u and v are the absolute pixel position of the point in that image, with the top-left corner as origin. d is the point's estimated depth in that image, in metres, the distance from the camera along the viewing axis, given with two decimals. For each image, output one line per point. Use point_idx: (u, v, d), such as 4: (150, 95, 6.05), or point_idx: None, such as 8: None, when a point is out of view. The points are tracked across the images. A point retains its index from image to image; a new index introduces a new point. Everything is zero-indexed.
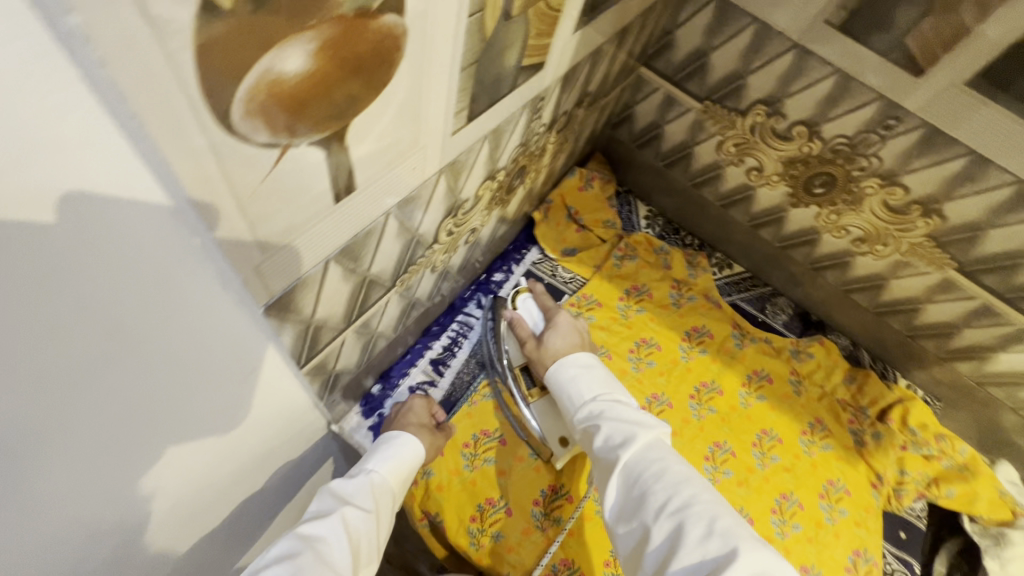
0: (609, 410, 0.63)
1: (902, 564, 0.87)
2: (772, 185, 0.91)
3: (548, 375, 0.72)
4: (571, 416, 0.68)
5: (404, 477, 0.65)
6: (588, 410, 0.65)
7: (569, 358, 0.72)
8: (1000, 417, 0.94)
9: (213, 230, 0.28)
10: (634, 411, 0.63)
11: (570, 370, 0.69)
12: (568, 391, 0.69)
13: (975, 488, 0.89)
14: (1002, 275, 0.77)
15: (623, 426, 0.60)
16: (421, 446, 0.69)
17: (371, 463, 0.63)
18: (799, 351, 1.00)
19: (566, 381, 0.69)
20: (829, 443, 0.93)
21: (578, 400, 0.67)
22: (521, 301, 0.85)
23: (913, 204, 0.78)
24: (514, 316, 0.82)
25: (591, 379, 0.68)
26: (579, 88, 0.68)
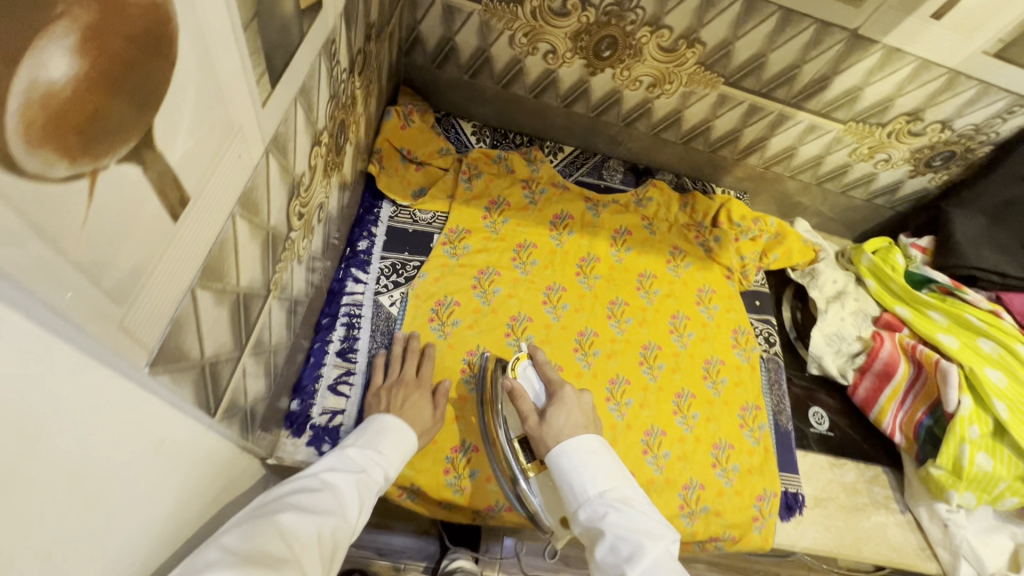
0: (614, 515, 0.61)
1: (765, 324, 1.10)
2: (569, 63, 0.98)
3: (549, 459, 0.69)
4: (573, 509, 0.66)
5: (404, 458, 0.70)
6: (590, 511, 0.63)
7: (575, 442, 0.69)
8: (786, 188, 1.20)
9: (53, 304, 0.24)
10: (642, 517, 0.61)
11: (576, 457, 0.67)
12: (570, 483, 0.66)
13: (790, 246, 1.14)
14: (755, 76, 0.95)
15: (630, 535, 0.58)
16: (411, 442, 0.72)
17: (379, 444, 0.68)
18: (641, 199, 1.15)
19: (570, 471, 0.67)
20: (689, 260, 1.11)
21: (582, 493, 0.65)
22: (521, 370, 0.83)
23: (679, 40, 0.90)
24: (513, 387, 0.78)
25: (600, 471, 0.66)
26: (362, 20, 0.64)
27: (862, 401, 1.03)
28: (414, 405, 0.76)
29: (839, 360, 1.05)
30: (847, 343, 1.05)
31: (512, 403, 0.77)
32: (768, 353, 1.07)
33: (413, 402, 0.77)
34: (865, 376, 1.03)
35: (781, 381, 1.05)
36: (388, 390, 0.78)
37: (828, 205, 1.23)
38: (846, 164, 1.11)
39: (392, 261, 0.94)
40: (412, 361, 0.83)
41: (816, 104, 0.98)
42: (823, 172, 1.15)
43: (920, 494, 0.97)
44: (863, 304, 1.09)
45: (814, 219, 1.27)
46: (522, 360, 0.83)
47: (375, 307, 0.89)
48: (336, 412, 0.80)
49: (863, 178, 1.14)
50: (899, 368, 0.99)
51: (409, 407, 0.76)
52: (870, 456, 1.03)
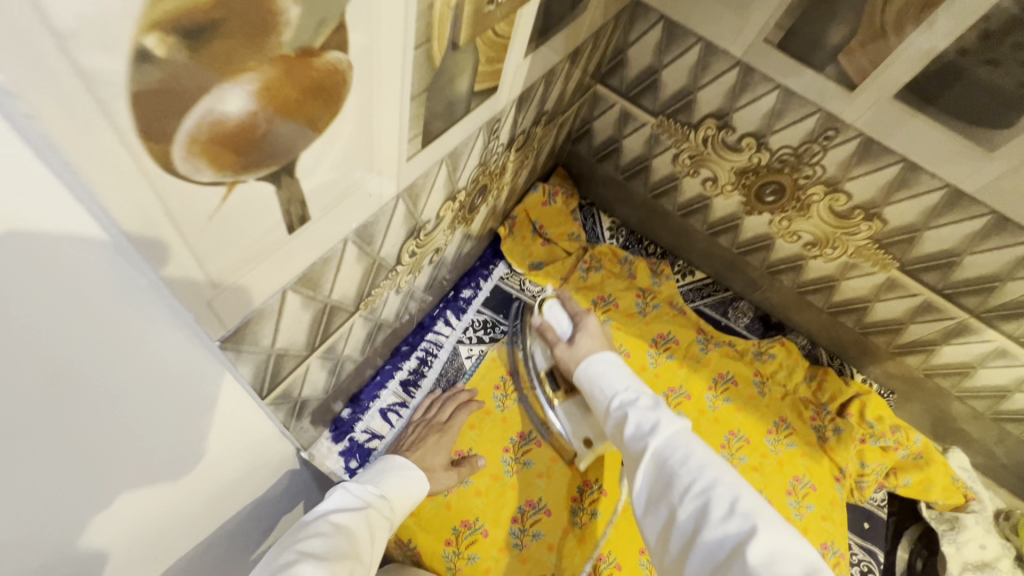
0: (639, 399, 0.63)
1: (867, 554, 0.91)
2: (726, 194, 0.95)
3: (577, 371, 0.72)
4: (601, 409, 0.67)
5: (409, 499, 0.68)
6: (619, 400, 0.65)
7: (599, 355, 0.72)
8: (948, 406, 1.00)
9: (160, 271, 0.28)
10: (663, 401, 0.63)
11: (601, 364, 0.70)
12: (597, 386, 0.69)
13: (931, 476, 0.93)
14: (940, 272, 0.82)
15: (652, 413, 0.60)
16: (422, 480, 0.72)
17: (380, 481, 0.66)
18: (761, 352, 1.04)
19: (598, 374, 0.69)
20: (793, 440, 0.96)
21: (608, 391, 0.67)
22: (548, 306, 0.82)
23: (856, 209, 0.82)
24: (542, 322, 0.81)
25: (622, 374, 0.69)
26: (535, 107, 0.70)
27: None
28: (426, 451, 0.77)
29: None
30: None
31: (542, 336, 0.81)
32: None
33: (429, 448, 0.78)
34: None
35: None
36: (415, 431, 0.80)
37: (1003, 449, 0.98)
38: None
39: (485, 317, 0.97)
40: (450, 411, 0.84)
41: (1015, 328, 0.81)
42: (1005, 408, 0.93)
43: None
44: None
45: (979, 457, 1.03)
46: (550, 299, 0.83)
47: (452, 354, 0.92)
48: (377, 436, 0.83)
49: None
50: None
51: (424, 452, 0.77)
52: None
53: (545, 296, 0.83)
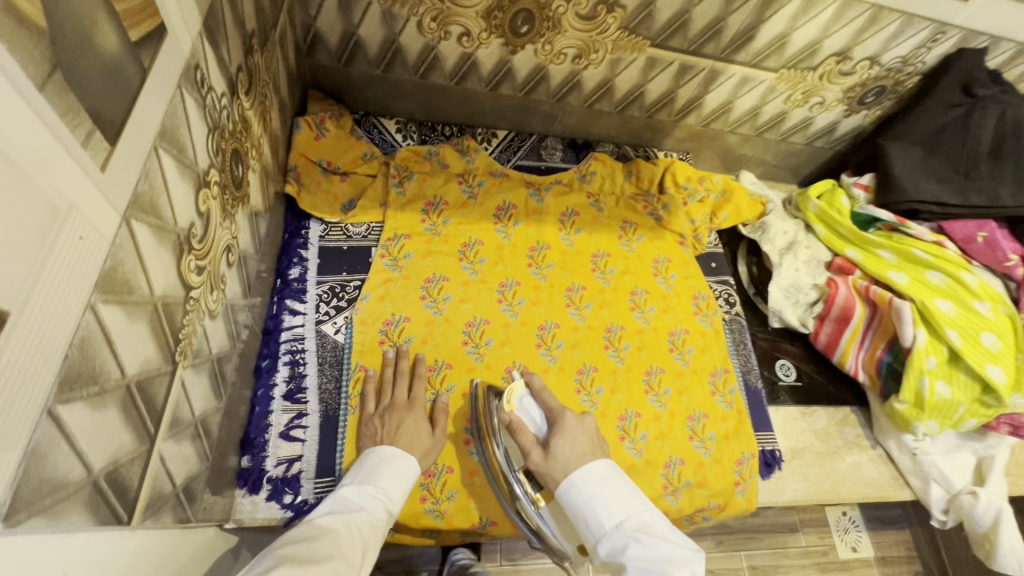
0: (635, 545, 0.55)
1: (724, 285, 1.10)
2: (486, 43, 0.90)
3: (558, 492, 0.63)
4: (592, 544, 0.60)
5: (405, 491, 0.68)
6: (610, 543, 0.58)
7: (584, 475, 0.62)
8: (727, 142, 1.18)
9: None
10: (661, 540, 0.55)
11: (585, 490, 0.61)
12: (585, 518, 0.60)
13: (738, 202, 1.12)
14: (681, 34, 0.90)
15: (650, 564, 0.53)
16: (415, 467, 0.71)
17: (377, 477, 0.66)
18: (584, 175, 1.10)
19: (582, 505, 0.61)
20: (641, 233, 1.08)
21: (598, 525, 0.59)
22: (518, 401, 0.76)
23: (598, 6, 0.84)
24: (512, 419, 0.72)
25: (614, 500, 0.60)
26: (235, 31, 0.56)
27: (824, 346, 1.04)
28: (408, 430, 0.74)
29: (798, 311, 1.05)
30: (804, 294, 1.06)
31: (515, 438, 0.71)
32: (730, 314, 1.07)
33: (407, 425, 0.75)
34: (824, 324, 1.04)
35: (745, 340, 1.05)
36: (379, 419, 0.76)
37: (771, 153, 1.22)
38: (783, 111, 1.10)
39: (330, 284, 0.87)
40: (402, 383, 0.81)
41: (746, 55, 0.95)
42: (762, 122, 1.13)
43: (887, 429, 1.00)
44: (815, 251, 1.10)
45: (760, 168, 1.26)
46: (519, 390, 0.77)
47: (319, 338, 0.83)
48: (294, 460, 0.74)
49: (801, 123, 1.13)
50: (856, 311, 1.00)
51: (403, 431, 0.74)
52: (837, 398, 1.05)
53: (513, 388, 0.76)
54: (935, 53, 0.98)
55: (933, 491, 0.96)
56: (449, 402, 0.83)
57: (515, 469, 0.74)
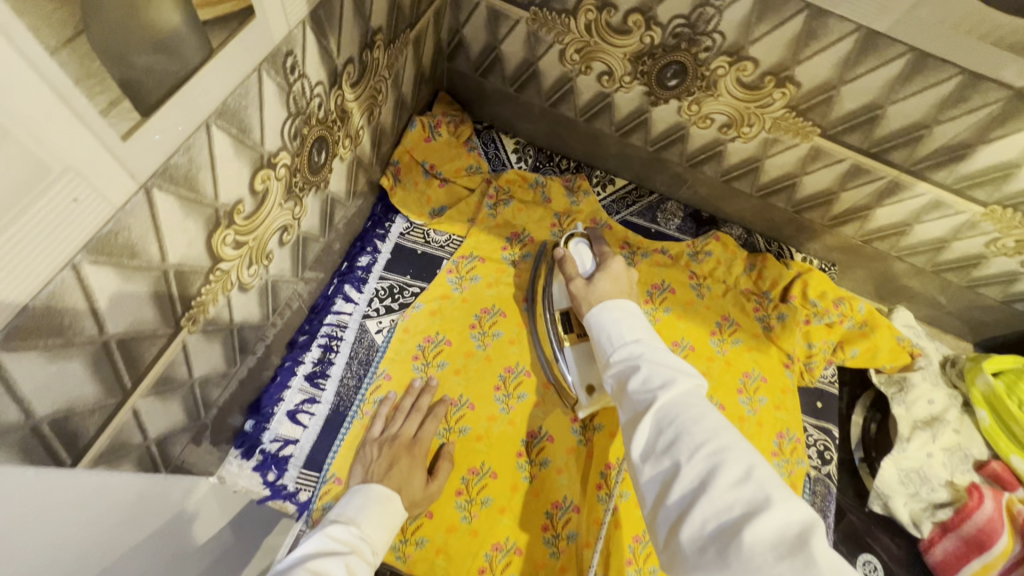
0: (651, 353, 0.56)
1: (822, 433, 0.90)
2: (626, 88, 0.83)
3: (587, 317, 0.65)
4: (604, 358, 0.60)
5: (389, 536, 0.62)
6: (627, 351, 0.58)
7: (615, 305, 0.64)
8: (891, 269, 0.96)
9: None
10: (675, 354, 0.56)
11: (614, 312, 0.62)
12: (607, 332, 0.61)
13: (877, 343, 0.91)
14: (864, 131, 0.74)
15: (662, 370, 0.53)
16: (399, 505, 0.66)
17: (360, 519, 0.61)
18: (696, 252, 0.97)
19: (607, 322, 0.62)
20: (738, 337, 0.92)
21: (618, 338, 0.60)
22: (574, 245, 0.80)
23: (765, 77, 0.72)
24: (566, 256, 0.78)
25: (636, 325, 0.61)
26: (357, 24, 0.56)
27: (936, 564, 0.80)
28: (401, 472, 0.69)
29: (913, 505, 0.82)
30: (929, 489, 0.81)
31: (560, 270, 0.77)
32: (818, 472, 0.87)
33: (401, 467, 0.69)
34: (946, 536, 0.79)
35: (827, 511, 0.84)
36: (379, 447, 0.72)
37: (947, 298, 0.96)
38: (980, 255, 0.85)
39: (390, 283, 0.87)
40: (415, 419, 0.75)
41: (946, 176, 0.75)
42: (944, 259, 0.89)
43: None
44: (963, 440, 0.84)
45: (924, 311, 1.01)
46: (578, 238, 0.81)
47: (360, 331, 0.82)
48: (289, 441, 0.74)
49: (1003, 276, 0.87)
50: (999, 541, 0.75)
51: (395, 472, 0.69)
52: None
53: (571, 232, 0.81)
54: None
55: None
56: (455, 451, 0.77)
57: (555, 310, 0.82)
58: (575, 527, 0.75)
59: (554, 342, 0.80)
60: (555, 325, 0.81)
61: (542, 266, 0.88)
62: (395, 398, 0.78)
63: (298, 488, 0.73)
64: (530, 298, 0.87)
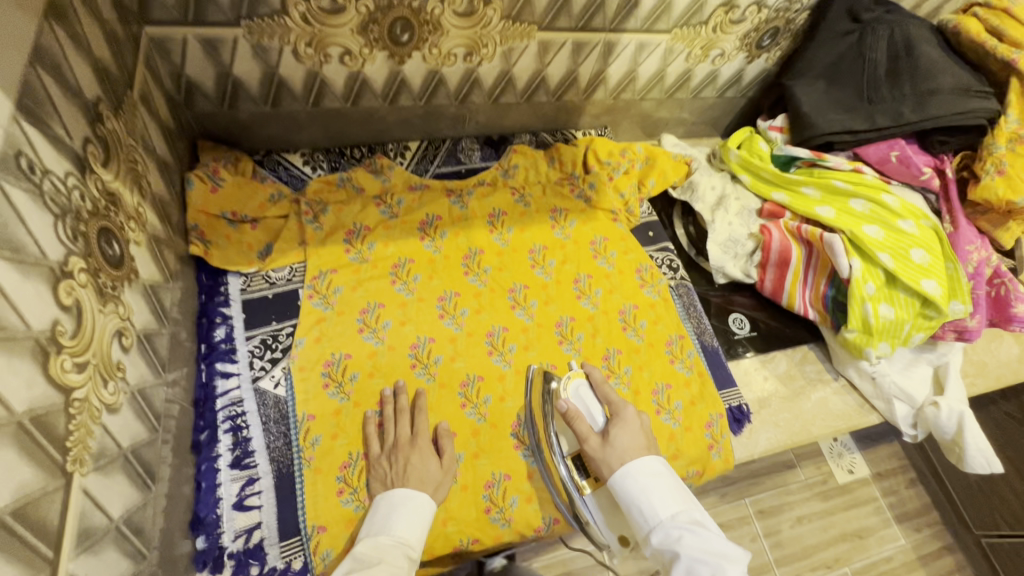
0: (688, 536, 0.62)
1: (664, 251, 1.10)
2: (370, 60, 0.87)
3: (612, 481, 0.69)
4: (643, 533, 0.65)
5: (423, 530, 0.70)
6: (664, 533, 0.63)
7: (639, 466, 0.68)
8: (643, 109, 1.18)
9: None
10: (714, 536, 0.61)
11: (642, 480, 0.67)
12: (639, 506, 0.66)
13: (662, 167, 1.13)
14: (566, 13, 0.89)
15: (706, 557, 0.59)
16: (427, 498, 0.73)
17: (392, 526, 0.69)
18: (506, 170, 1.09)
19: (638, 494, 0.66)
20: (572, 217, 1.07)
21: (654, 515, 0.65)
22: (575, 390, 0.78)
23: (474, 2, 0.82)
24: (570, 409, 0.75)
25: (667, 494, 0.66)
26: (73, 102, 0.52)
27: (772, 292, 1.05)
28: (416, 466, 0.75)
29: (739, 263, 1.06)
30: (742, 246, 1.06)
31: (570, 425, 0.74)
32: (676, 280, 1.07)
33: (415, 462, 0.75)
34: (767, 270, 1.05)
35: (695, 302, 1.06)
36: (387, 460, 0.76)
37: (686, 112, 1.22)
38: (688, 70, 1.09)
39: (260, 337, 0.84)
40: (405, 419, 0.80)
41: (635, 22, 0.94)
42: (670, 85, 1.12)
43: (845, 359, 1.02)
44: (744, 201, 1.10)
45: (680, 128, 1.26)
46: (578, 380, 0.79)
47: (258, 395, 0.79)
48: (253, 528, 0.71)
49: (708, 78, 1.13)
50: (793, 252, 1.01)
51: (412, 470, 0.74)
52: (794, 338, 1.07)
53: (573, 375, 0.79)
54: None
55: (897, 409, 0.99)
56: (452, 428, 0.83)
57: (565, 455, 0.77)
58: None
59: (574, 489, 0.75)
60: (571, 470, 0.76)
61: (535, 401, 0.82)
62: (375, 415, 0.81)
63: (289, 561, 0.71)
64: (536, 442, 0.81)
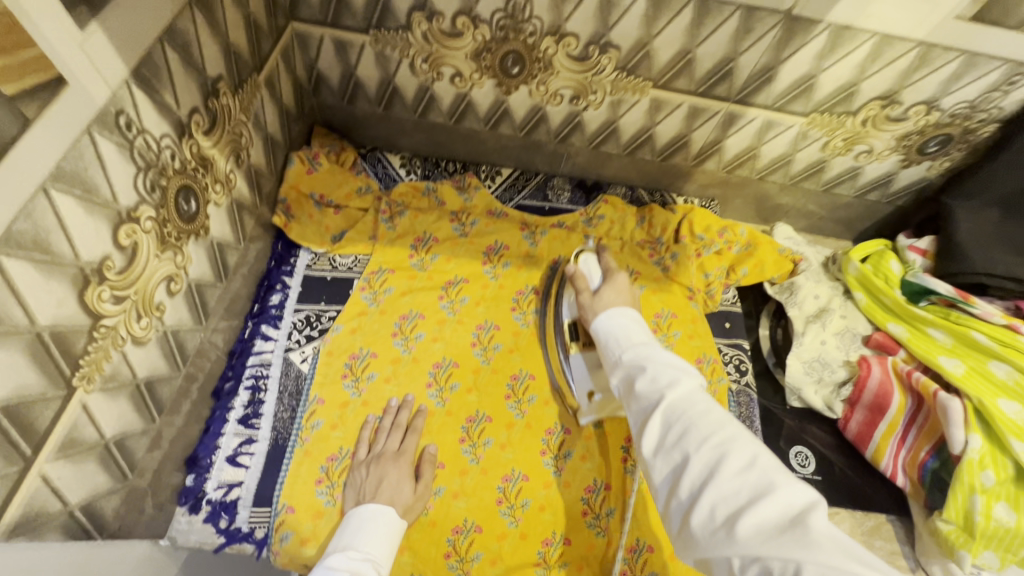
0: (653, 355, 0.63)
1: (735, 349, 0.97)
2: (478, 85, 0.89)
3: (595, 324, 0.72)
4: (612, 362, 0.66)
5: (389, 551, 0.65)
6: (633, 354, 0.64)
7: (619, 311, 0.72)
8: (760, 191, 1.06)
9: None
10: (678, 358, 0.62)
11: (620, 321, 0.69)
12: (613, 339, 0.68)
13: (761, 258, 1.01)
14: (686, 75, 0.83)
15: (667, 370, 0.59)
16: (393, 511, 0.69)
17: (356, 540, 0.64)
18: (590, 218, 1.05)
19: (614, 331, 0.68)
20: (643, 284, 0.99)
21: (626, 344, 0.66)
22: (583, 261, 0.86)
23: (589, 47, 0.80)
24: (576, 271, 0.84)
25: (638, 332, 0.67)
26: (194, 76, 0.60)
27: (855, 437, 0.88)
28: (389, 486, 0.72)
29: (823, 391, 0.90)
30: (830, 371, 0.90)
31: (571, 285, 0.83)
32: (739, 384, 0.94)
33: (389, 480, 0.73)
34: (856, 410, 0.88)
35: (754, 416, 0.91)
36: (366, 467, 0.75)
37: (812, 205, 1.07)
38: (822, 159, 0.96)
39: (306, 313, 0.89)
40: (396, 435, 0.79)
41: (765, 98, 0.85)
42: (797, 171, 1.00)
43: (931, 551, 0.81)
44: (850, 322, 0.94)
45: (802, 221, 1.12)
46: (586, 254, 0.88)
47: (285, 365, 0.84)
48: (234, 485, 0.76)
49: (846, 173, 0.99)
50: (893, 401, 0.84)
51: (384, 487, 0.72)
52: (868, 500, 0.88)
53: (582, 250, 0.87)
54: (1014, 99, 0.81)
55: None
56: (438, 454, 0.80)
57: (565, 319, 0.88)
58: (528, 494, 0.80)
59: (562, 349, 0.87)
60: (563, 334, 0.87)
61: (554, 285, 0.95)
62: (376, 420, 0.81)
63: (253, 528, 0.74)
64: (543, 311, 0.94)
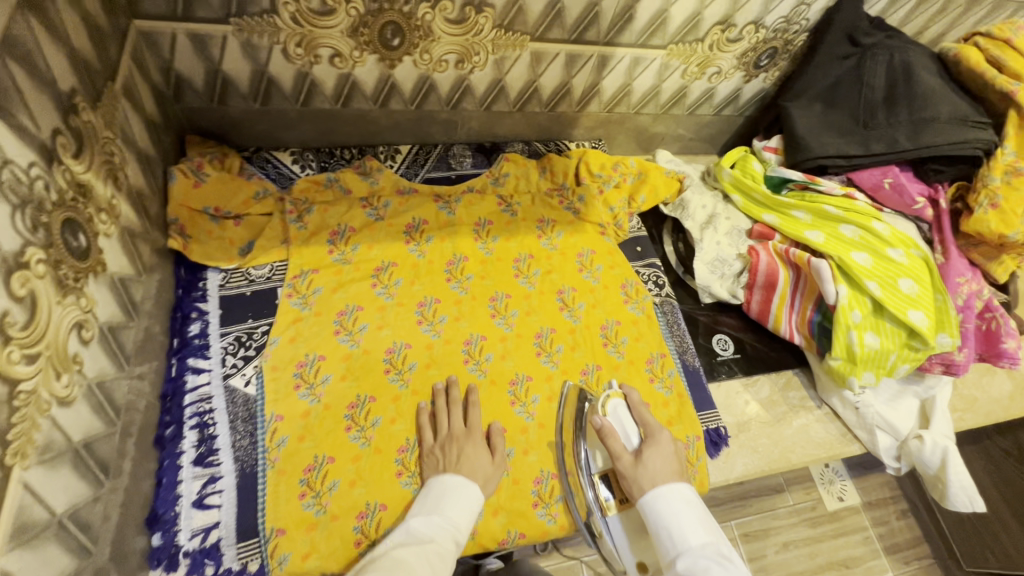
0: (713, 566, 0.63)
1: (650, 267, 1.09)
2: (361, 63, 0.87)
3: (643, 501, 0.72)
4: (668, 558, 0.67)
5: (472, 520, 0.71)
6: (689, 561, 0.64)
7: (669, 490, 0.71)
8: (638, 124, 1.17)
9: None
10: (740, 573, 0.62)
11: (674, 505, 0.69)
12: (667, 531, 0.68)
13: (653, 183, 1.13)
14: (559, 24, 0.88)
15: None
16: (476, 487, 0.74)
17: (443, 508, 0.70)
18: (497, 178, 1.08)
19: (668, 518, 0.69)
20: (560, 229, 1.06)
21: (683, 542, 0.66)
22: (613, 409, 0.84)
23: (465, 9, 0.82)
24: (604, 424, 0.80)
25: (695, 525, 0.68)
26: (45, 92, 0.52)
27: (757, 315, 1.04)
28: (469, 457, 0.77)
29: (726, 283, 1.05)
30: (729, 266, 1.05)
31: (604, 440, 0.79)
32: (661, 296, 1.06)
33: (467, 452, 0.78)
34: (754, 292, 1.03)
35: (679, 320, 1.04)
36: (441, 448, 0.78)
37: (682, 129, 1.21)
38: (683, 86, 1.09)
39: (235, 335, 0.83)
40: (457, 411, 0.82)
41: (630, 36, 0.94)
42: (665, 100, 1.12)
43: (828, 386, 1.01)
44: (735, 221, 1.10)
45: (676, 144, 1.25)
46: (615, 400, 0.85)
47: (228, 392, 0.79)
48: (210, 528, 0.70)
49: (704, 95, 1.13)
50: (780, 275, 1.00)
51: (466, 459, 0.77)
52: (778, 362, 1.06)
53: (611, 396, 0.84)
54: (815, 9, 0.99)
55: (881, 440, 0.97)
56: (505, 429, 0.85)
57: (594, 471, 0.82)
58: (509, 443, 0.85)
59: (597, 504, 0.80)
60: (599, 486, 0.81)
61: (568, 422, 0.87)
62: (344, 419, 0.80)
63: (245, 564, 0.70)
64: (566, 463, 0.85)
